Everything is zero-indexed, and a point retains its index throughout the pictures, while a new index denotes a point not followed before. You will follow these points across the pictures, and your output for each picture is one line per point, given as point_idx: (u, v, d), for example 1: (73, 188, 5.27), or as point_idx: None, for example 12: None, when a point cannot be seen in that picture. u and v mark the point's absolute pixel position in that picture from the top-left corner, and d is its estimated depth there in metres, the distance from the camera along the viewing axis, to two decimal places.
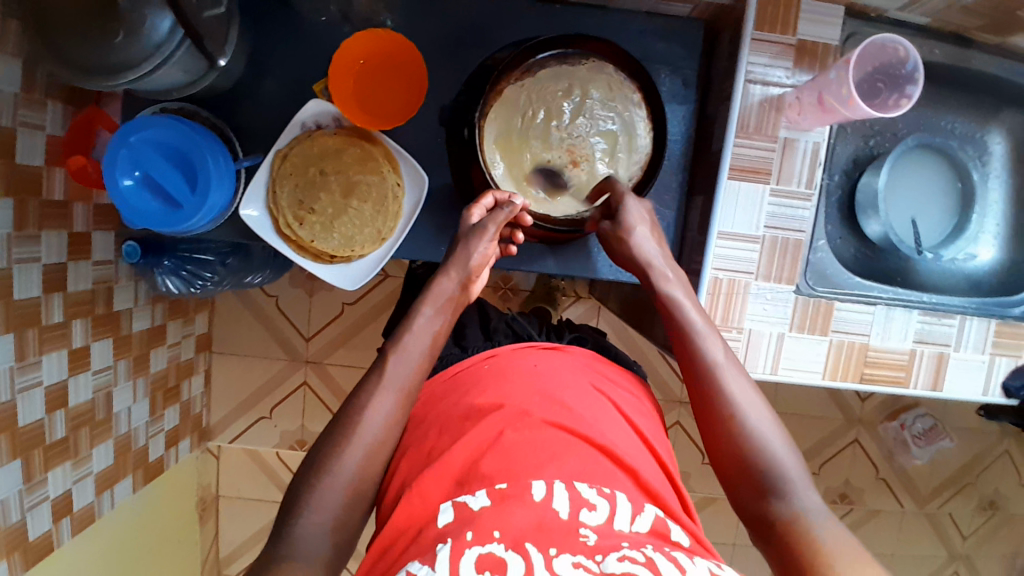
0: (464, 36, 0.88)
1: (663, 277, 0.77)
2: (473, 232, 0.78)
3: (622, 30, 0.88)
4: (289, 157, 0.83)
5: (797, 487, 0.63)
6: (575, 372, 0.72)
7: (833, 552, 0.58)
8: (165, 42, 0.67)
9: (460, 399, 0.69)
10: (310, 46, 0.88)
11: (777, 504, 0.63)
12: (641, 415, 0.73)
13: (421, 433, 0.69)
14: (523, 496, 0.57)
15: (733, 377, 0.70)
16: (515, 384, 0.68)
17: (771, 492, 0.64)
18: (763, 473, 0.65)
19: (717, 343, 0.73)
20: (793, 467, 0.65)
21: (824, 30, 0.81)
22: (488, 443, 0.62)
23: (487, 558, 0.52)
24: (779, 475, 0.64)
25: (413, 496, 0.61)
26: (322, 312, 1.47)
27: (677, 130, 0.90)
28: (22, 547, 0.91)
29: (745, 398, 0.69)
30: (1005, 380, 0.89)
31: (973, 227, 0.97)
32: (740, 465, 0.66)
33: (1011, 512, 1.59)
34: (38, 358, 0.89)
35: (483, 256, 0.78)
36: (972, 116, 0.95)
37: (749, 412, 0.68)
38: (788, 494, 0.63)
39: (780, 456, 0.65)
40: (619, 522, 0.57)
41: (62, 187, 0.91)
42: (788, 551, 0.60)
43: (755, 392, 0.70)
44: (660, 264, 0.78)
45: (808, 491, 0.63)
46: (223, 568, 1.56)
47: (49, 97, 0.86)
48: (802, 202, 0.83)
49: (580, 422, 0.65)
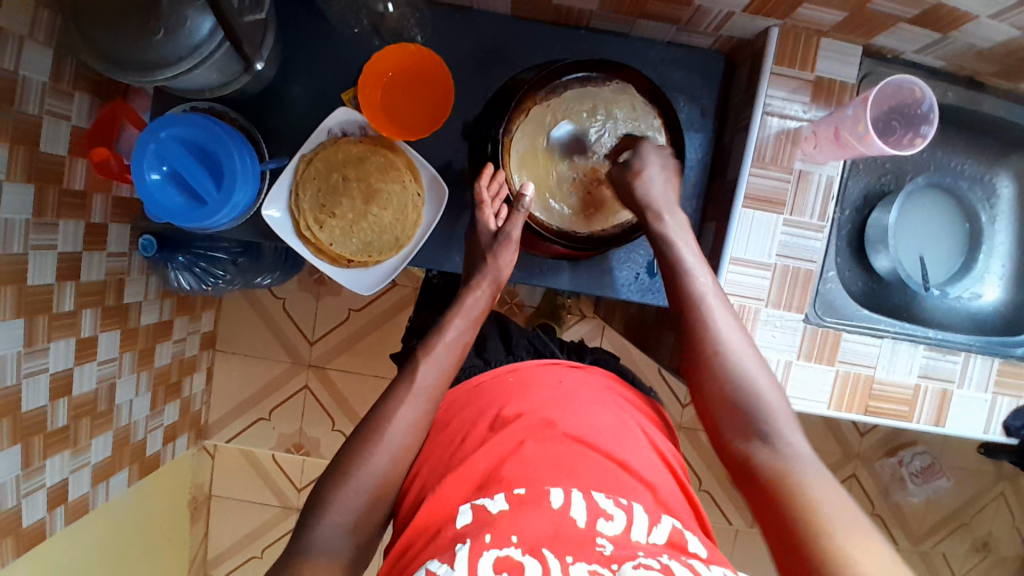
0: (491, 53, 0.90)
1: (668, 218, 0.79)
2: (496, 242, 0.82)
3: (645, 56, 0.91)
4: (314, 161, 0.84)
5: (781, 430, 0.65)
6: (597, 389, 0.73)
7: (816, 492, 0.59)
8: (204, 43, 0.69)
9: (485, 407, 0.70)
10: (339, 55, 0.90)
11: (760, 448, 0.64)
12: (661, 436, 0.74)
13: (446, 437, 0.69)
14: (541, 501, 0.58)
15: (726, 324, 0.72)
16: (537, 395, 0.70)
17: (754, 432, 0.65)
18: (750, 414, 0.67)
19: (712, 290, 0.74)
20: (778, 408, 0.67)
21: (841, 68, 0.83)
22: (509, 451, 0.63)
23: (505, 561, 0.53)
24: (766, 416, 0.66)
25: (435, 497, 0.62)
26: (328, 316, 1.47)
27: (694, 156, 0.92)
28: (14, 533, 0.90)
29: (736, 342, 0.71)
30: (1005, 419, 0.90)
31: (978, 267, 0.99)
32: (727, 408, 0.68)
33: (1004, 555, 1.58)
34: (46, 345, 0.90)
35: (509, 265, 0.82)
36: (982, 158, 0.97)
37: (740, 355, 0.70)
38: (772, 439, 0.64)
39: (767, 398, 0.67)
40: (636, 533, 0.58)
41: (82, 177, 0.93)
42: (767, 497, 0.61)
43: (745, 335, 0.72)
44: (660, 207, 0.79)
45: (793, 432, 0.65)
46: (210, 569, 1.54)
47: (76, 89, 0.89)
48: (814, 234, 0.84)
49: (599, 438, 0.65)
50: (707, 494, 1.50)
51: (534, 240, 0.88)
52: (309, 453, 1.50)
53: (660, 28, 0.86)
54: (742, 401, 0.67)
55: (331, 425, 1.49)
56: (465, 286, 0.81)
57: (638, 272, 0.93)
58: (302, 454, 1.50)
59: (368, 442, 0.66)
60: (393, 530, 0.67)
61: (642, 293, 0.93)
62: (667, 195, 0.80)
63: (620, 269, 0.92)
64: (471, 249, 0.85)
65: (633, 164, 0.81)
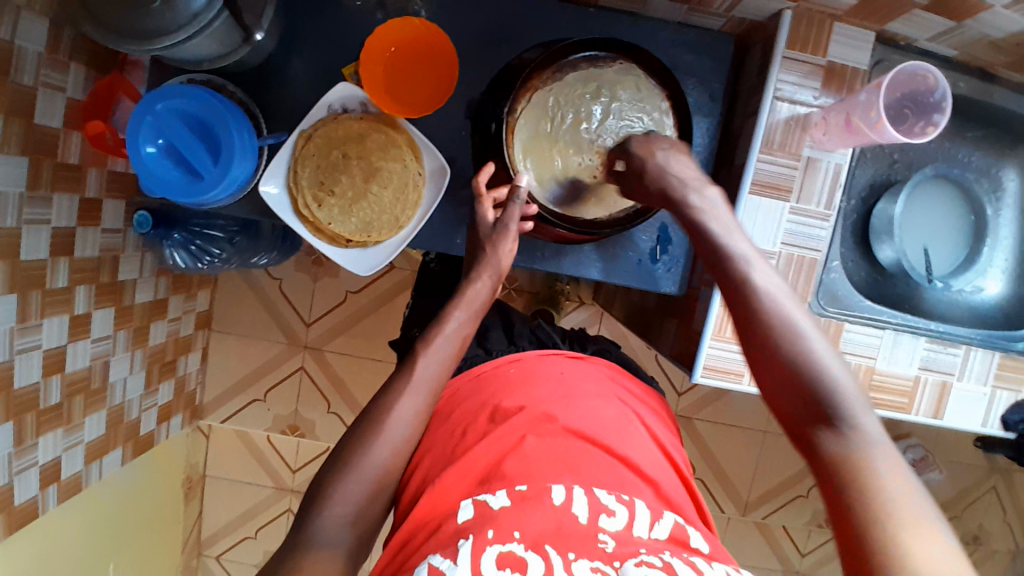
0: (497, 31, 0.88)
1: (696, 200, 0.71)
2: (495, 233, 0.80)
3: (654, 37, 0.89)
4: (313, 138, 0.83)
5: (849, 412, 0.55)
6: (599, 382, 0.73)
7: (891, 490, 0.51)
8: (203, 12, 0.67)
9: (487, 399, 0.70)
10: (342, 30, 0.88)
11: (824, 434, 0.55)
12: (664, 430, 0.73)
13: (448, 428, 0.69)
14: (542, 498, 0.57)
15: (779, 299, 0.62)
16: (540, 389, 0.69)
17: (818, 416, 0.56)
18: (812, 394, 0.57)
19: (759, 264, 0.65)
20: (847, 387, 0.57)
21: (853, 53, 0.82)
22: (510, 447, 0.62)
23: (508, 557, 0.52)
24: (830, 395, 0.56)
25: (436, 490, 0.61)
26: (325, 297, 1.46)
27: (701, 142, 0.91)
28: (7, 510, 0.90)
29: (794, 314, 0.61)
30: (1004, 413, 0.90)
31: (982, 260, 0.98)
32: (788, 391, 0.58)
33: (994, 549, 1.60)
34: (39, 321, 0.89)
35: (510, 255, 0.80)
36: (990, 151, 0.96)
37: (797, 330, 0.60)
38: (839, 423, 0.55)
39: (831, 376, 0.57)
40: (638, 529, 0.58)
41: (77, 152, 0.91)
42: (831, 491, 0.53)
43: (801, 304, 0.62)
44: (684, 185, 0.72)
45: (863, 412, 0.55)
46: (204, 549, 1.55)
47: (72, 60, 0.87)
48: (820, 222, 0.84)
49: (601, 432, 0.65)
50: (701, 483, 1.50)
51: (536, 224, 0.86)
52: (304, 435, 1.50)
53: (672, 9, 0.85)
54: (803, 379, 0.58)
55: (326, 407, 1.49)
56: (467, 275, 0.79)
57: (642, 257, 0.92)
58: (298, 435, 1.50)
59: (369, 431, 0.65)
60: (394, 519, 0.67)
61: (645, 280, 0.93)
62: (688, 174, 0.73)
63: (624, 254, 0.92)
64: (474, 238, 0.83)
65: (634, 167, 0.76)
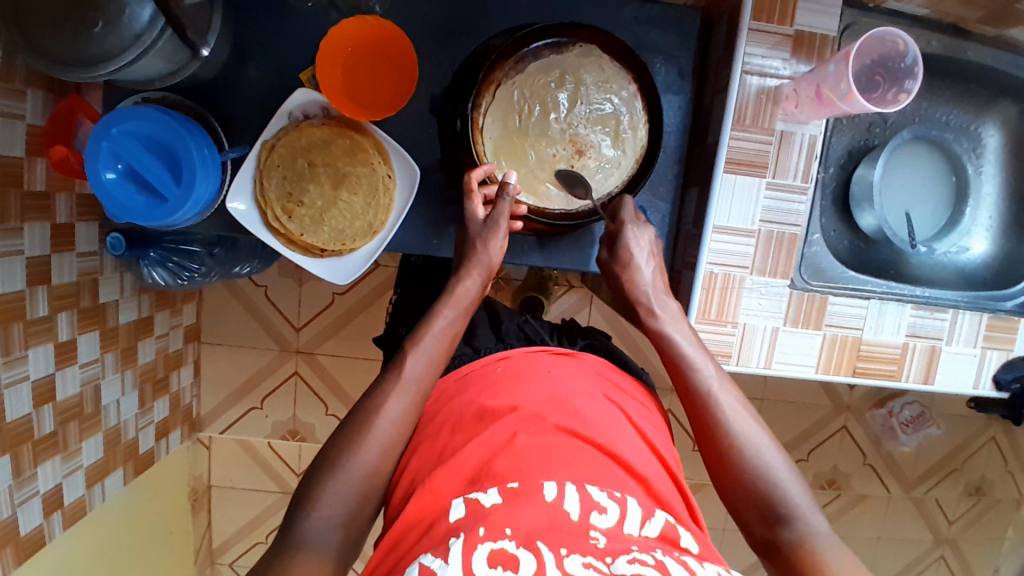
0: (456, 22, 0.86)
1: (658, 308, 0.77)
2: (486, 228, 0.79)
3: (618, 17, 0.86)
4: (276, 147, 0.81)
5: (802, 511, 0.62)
6: (587, 379, 0.73)
7: None
8: (147, 32, 0.65)
9: (472, 399, 0.69)
10: (297, 34, 0.85)
11: (785, 531, 0.62)
12: (652, 427, 0.73)
13: (435, 428, 0.69)
14: (534, 495, 0.57)
15: (732, 408, 0.68)
16: (528, 389, 0.68)
17: (778, 516, 0.62)
18: (767, 498, 0.63)
19: (714, 374, 0.71)
20: (795, 491, 0.64)
21: (822, 19, 0.79)
22: (501, 446, 0.62)
23: (500, 554, 0.52)
24: (785, 497, 0.63)
25: (425, 491, 0.61)
26: (312, 301, 1.45)
27: (673, 120, 0.89)
28: (13, 542, 0.90)
29: (744, 424, 0.67)
30: (995, 372, 0.90)
31: (966, 220, 0.97)
32: (746, 493, 0.64)
33: (998, 498, 1.61)
34: (24, 353, 0.88)
35: (500, 251, 0.79)
36: (968, 107, 0.94)
37: (750, 442, 0.66)
38: (794, 520, 0.62)
39: (785, 480, 0.64)
40: (629, 526, 0.57)
41: (43, 178, 0.89)
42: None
43: (753, 416, 0.69)
44: (651, 295, 0.78)
45: (813, 515, 0.62)
46: (217, 557, 1.56)
47: (28, 86, 0.84)
48: (798, 196, 0.82)
49: (589, 429, 0.65)
50: None
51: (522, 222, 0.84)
52: (305, 439, 1.50)
53: None
54: (758, 483, 0.64)
55: (325, 411, 1.49)
56: (455, 274, 0.78)
57: None
58: (299, 440, 1.50)
59: (354, 439, 0.64)
60: (384, 520, 0.67)
61: None
62: (655, 285, 0.79)
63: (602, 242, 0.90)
64: (461, 236, 0.82)
65: (618, 252, 0.81)
